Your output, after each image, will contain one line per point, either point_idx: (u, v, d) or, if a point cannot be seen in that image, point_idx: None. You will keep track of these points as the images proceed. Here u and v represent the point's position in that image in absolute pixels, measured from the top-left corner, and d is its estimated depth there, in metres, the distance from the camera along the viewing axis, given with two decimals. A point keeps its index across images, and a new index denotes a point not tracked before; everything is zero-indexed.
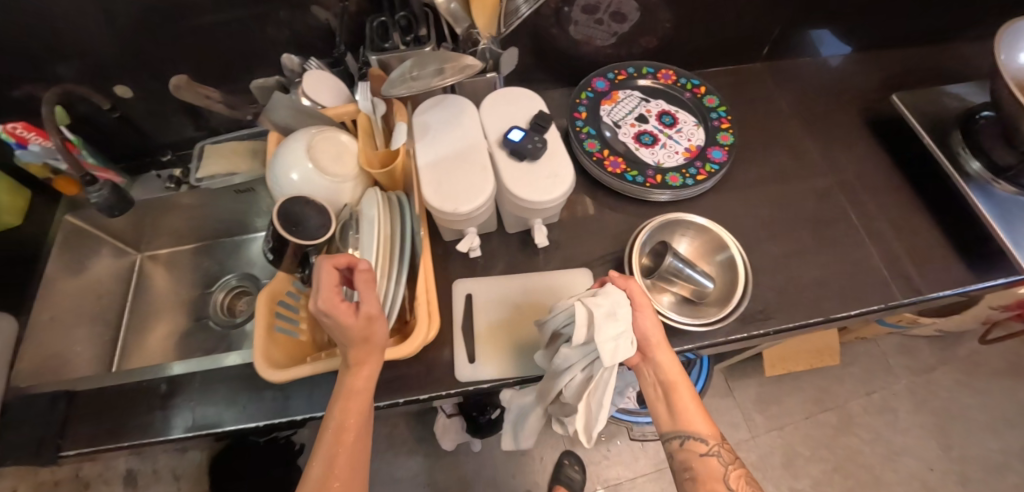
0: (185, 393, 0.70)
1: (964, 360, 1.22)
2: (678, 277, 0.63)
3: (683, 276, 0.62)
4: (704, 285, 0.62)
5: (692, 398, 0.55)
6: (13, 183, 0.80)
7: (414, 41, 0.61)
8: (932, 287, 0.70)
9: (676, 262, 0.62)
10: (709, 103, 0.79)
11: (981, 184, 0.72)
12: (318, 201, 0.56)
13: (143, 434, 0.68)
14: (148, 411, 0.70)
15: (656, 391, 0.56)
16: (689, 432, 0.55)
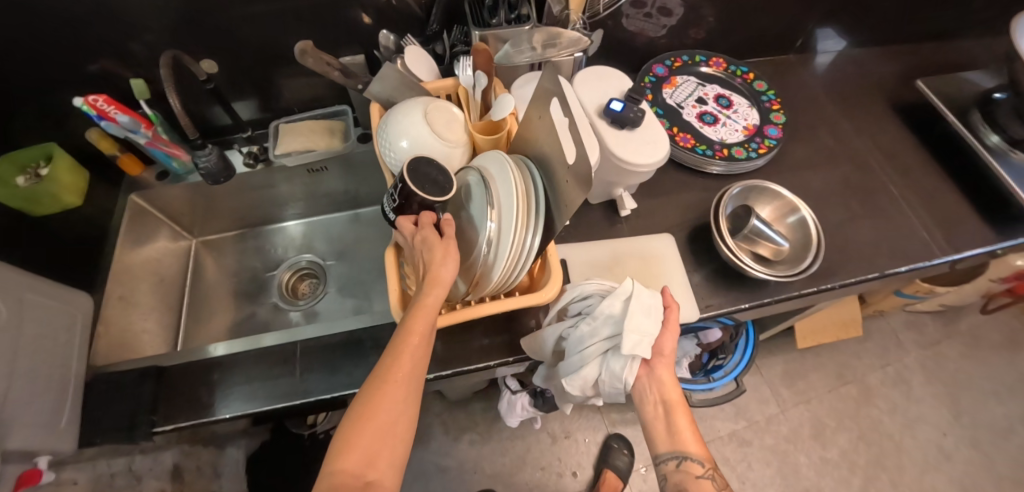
0: (282, 364, 0.66)
1: (963, 333, 1.33)
2: (760, 237, 0.68)
3: (765, 236, 0.68)
4: (781, 245, 0.68)
5: (689, 422, 0.59)
6: (73, 162, 0.75)
7: (516, 19, 0.66)
8: (968, 247, 0.79)
9: (760, 223, 0.68)
10: (758, 87, 0.86)
11: (1001, 154, 0.81)
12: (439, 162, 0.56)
13: (242, 406, 0.65)
14: (244, 382, 0.66)
15: (658, 411, 0.59)
16: (687, 455, 0.58)
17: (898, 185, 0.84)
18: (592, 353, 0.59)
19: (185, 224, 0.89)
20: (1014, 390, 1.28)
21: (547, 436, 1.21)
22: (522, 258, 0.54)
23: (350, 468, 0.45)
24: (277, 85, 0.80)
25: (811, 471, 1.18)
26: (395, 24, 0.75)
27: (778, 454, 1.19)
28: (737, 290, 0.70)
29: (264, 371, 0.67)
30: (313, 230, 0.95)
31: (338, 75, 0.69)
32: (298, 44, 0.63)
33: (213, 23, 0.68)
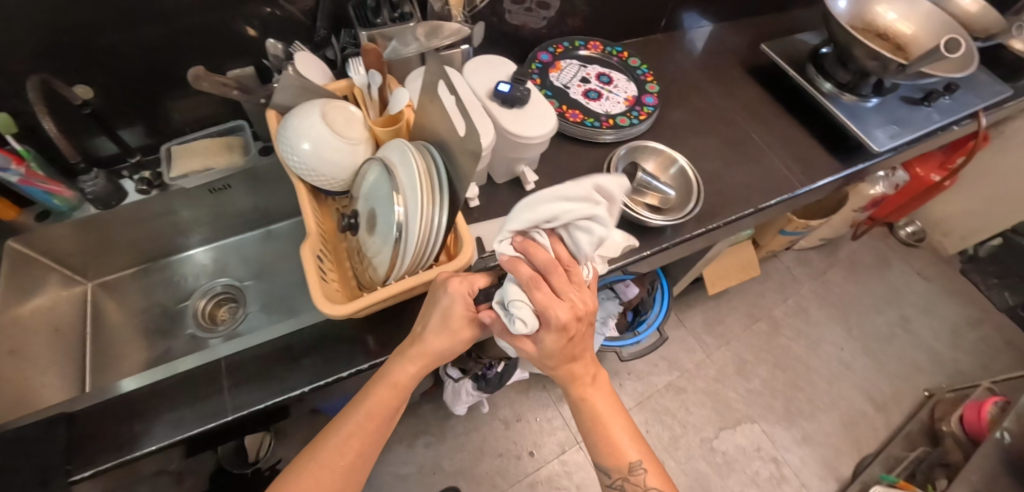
0: (207, 386, 0.64)
1: (843, 260, 1.53)
2: (649, 189, 0.76)
3: (653, 186, 0.77)
4: (668, 193, 0.77)
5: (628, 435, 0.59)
6: None
7: (400, 17, 0.70)
8: (821, 177, 0.93)
9: (645, 177, 0.77)
10: (633, 63, 0.96)
11: (833, 98, 0.96)
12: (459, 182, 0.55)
13: (168, 433, 0.61)
14: (165, 409, 0.63)
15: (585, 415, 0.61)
16: (605, 459, 0.59)
17: (761, 134, 0.97)
18: None
19: (77, 267, 0.83)
20: (888, 302, 1.49)
21: (500, 422, 1.24)
22: (433, 231, 0.57)
23: None
24: (165, 108, 0.78)
25: (741, 403, 1.30)
26: (282, 35, 0.76)
27: (711, 394, 1.31)
28: (637, 240, 0.78)
29: (187, 395, 0.64)
30: (226, 253, 0.93)
31: (237, 93, 0.67)
32: (191, 71, 0.61)
33: (86, 48, 0.66)
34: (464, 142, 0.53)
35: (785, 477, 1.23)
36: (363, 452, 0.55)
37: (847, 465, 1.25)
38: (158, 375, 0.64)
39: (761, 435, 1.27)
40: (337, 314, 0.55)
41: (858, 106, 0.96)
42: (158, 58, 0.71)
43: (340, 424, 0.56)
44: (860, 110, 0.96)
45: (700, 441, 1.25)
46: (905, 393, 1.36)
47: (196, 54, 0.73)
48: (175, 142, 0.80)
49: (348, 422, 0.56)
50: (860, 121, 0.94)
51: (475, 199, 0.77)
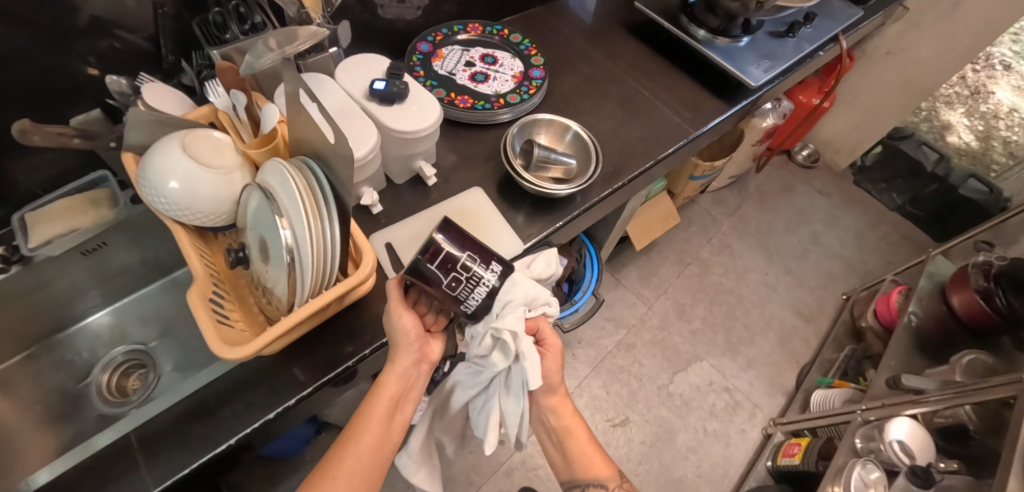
0: (118, 465, 0.58)
1: (753, 193, 1.63)
2: (548, 161, 0.77)
3: (552, 158, 0.77)
4: (568, 162, 0.77)
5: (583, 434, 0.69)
6: None
7: (252, 29, 0.65)
8: (710, 119, 0.97)
9: (543, 151, 0.77)
10: (514, 39, 0.96)
11: (707, 43, 1.00)
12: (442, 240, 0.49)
13: None
14: None
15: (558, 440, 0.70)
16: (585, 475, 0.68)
17: (650, 89, 1.00)
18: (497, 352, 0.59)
19: None
20: (798, 222, 1.60)
21: None
22: (328, 247, 0.55)
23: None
24: (7, 173, 0.69)
25: (687, 345, 1.36)
26: (129, 69, 0.69)
27: (659, 343, 1.36)
28: (546, 214, 0.79)
29: (96, 481, 0.57)
30: (123, 317, 0.85)
31: (79, 142, 0.60)
32: (14, 126, 0.54)
33: None
34: (336, 150, 0.51)
35: (739, 403, 1.30)
36: (374, 463, 0.57)
37: (791, 377, 1.34)
38: (59, 465, 0.56)
39: (711, 370, 1.34)
40: (239, 356, 0.51)
41: (731, 46, 1.01)
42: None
43: (351, 436, 0.58)
44: (734, 50, 1.01)
45: (658, 389, 1.30)
46: (827, 301, 1.47)
47: (28, 109, 0.65)
48: (28, 211, 0.71)
49: (365, 431, 0.58)
50: (736, 60, 0.99)
51: (376, 205, 0.74)
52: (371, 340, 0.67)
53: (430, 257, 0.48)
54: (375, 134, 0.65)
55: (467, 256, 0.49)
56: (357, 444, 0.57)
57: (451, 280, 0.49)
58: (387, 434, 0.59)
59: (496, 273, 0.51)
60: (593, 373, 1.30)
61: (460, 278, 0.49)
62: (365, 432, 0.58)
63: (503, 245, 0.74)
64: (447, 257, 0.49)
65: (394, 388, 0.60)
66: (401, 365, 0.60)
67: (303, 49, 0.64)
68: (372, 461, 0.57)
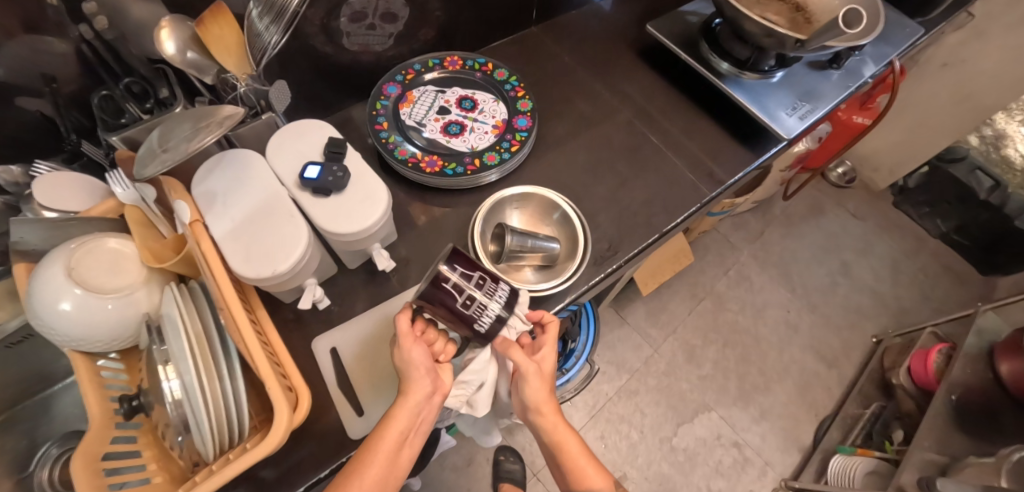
0: None
1: (779, 216, 1.47)
2: (524, 250, 0.64)
3: (531, 247, 0.64)
4: (550, 249, 0.65)
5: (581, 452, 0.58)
6: None
7: (158, 105, 0.54)
8: (730, 173, 0.83)
9: (517, 238, 0.64)
10: (500, 76, 0.81)
11: (733, 79, 0.85)
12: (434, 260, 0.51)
13: None
14: None
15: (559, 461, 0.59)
16: None
17: (659, 134, 0.86)
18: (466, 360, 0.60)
19: None
20: (829, 250, 1.44)
21: (448, 469, 1.16)
22: (223, 405, 0.46)
23: None
24: None
25: (695, 393, 1.25)
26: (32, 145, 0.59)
27: (664, 390, 1.25)
28: None
29: None
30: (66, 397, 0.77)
31: None
32: None
33: None
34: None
35: (748, 460, 1.19)
36: None
37: (808, 432, 1.22)
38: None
39: (720, 421, 1.22)
40: None
41: (759, 83, 0.85)
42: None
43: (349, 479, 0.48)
44: (763, 87, 0.85)
45: (659, 442, 1.20)
46: (855, 343, 1.33)
47: None
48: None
49: (371, 466, 0.49)
50: (763, 101, 0.83)
51: (324, 300, 0.64)
52: (302, 476, 0.56)
53: (446, 273, 0.50)
54: (306, 238, 0.54)
55: (480, 273, 0.52)
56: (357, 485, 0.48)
57: (466, 299, 0.50)
58: (393, 474, 0.50)
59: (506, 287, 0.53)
60: (589, 423, 1.20)
61: (475, 295, 0.50)
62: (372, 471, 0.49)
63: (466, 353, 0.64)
64: (463, 274, 0.50)
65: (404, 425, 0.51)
66: (414, 400, 0.52)
67: (202, 149, 0.47)
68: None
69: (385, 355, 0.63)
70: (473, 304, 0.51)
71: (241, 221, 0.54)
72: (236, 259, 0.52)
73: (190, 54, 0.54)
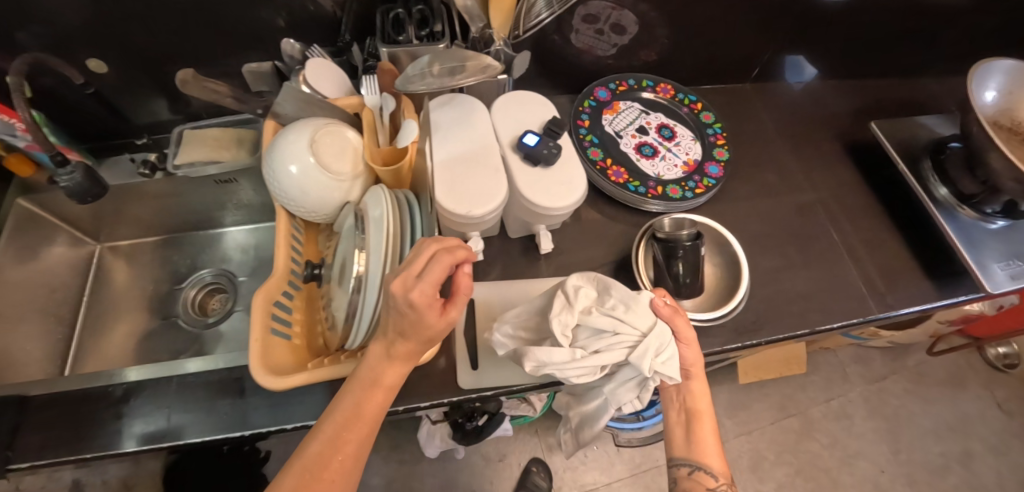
0: (138, 401, 0.64)
1: (910, 369, 1.32)
2: (678, 257, 0.63)
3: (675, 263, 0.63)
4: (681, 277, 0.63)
5: (713, 433, 0.58)
6: None
7: (428, 37, 0.60)
8: (903, 303, 0.76)
9: (677, 253, 0.63)
10: (705, 119, 0.82)
11: (947, 208, 0.78)
12: (680, 266, 0.63)
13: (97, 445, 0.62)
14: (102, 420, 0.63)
15: (680, 413, 0.60)
16: (696, 462, 0.57)
17: (842, 235, 0.80)
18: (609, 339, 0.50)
19: (87, 228, 0.87)
20: (955, 430, 1.27)
21: (480, 456, 1.17)
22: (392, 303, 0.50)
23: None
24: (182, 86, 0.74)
25: None
26: (312, 35, 0.70)
27: None
28: None
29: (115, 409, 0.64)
30: (228, 242, 0.92)
31: (232, 102, 0.61)
32: (180, 74, 0.54)
33: (100, 22, 0.63)
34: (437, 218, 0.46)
35: None
36: (354, 461, 0.42)
37: None
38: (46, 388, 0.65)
39: None
40: (273, 386, 0.48)
41: (976, 224, 0.77)
42: (158, 33, 0.66)
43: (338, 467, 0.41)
44: (979, 230, 0.77)
45: None
46: None
47: (212, 38, 0.68)
48: (19, 139, 0.69)
49: (355, 424, 0.43)
50: (975, 245, 0.76)
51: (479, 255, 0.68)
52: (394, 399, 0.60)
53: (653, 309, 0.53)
54: (502, 197, 0.57)
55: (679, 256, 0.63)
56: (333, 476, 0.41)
57: (676, 266, 0.63)
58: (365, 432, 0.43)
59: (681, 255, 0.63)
60: (629, 479, 1.16)
61: (676, 265, 0.63)
62: (351, 435, 0.42)
63: None
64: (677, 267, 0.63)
65: (412, 344, 0.44)
66: (405, 379, 0.45)
67: (459, 88, 0.55)
68: (349, 465, 0.42)
69: None
70: (678, 263, 0.63)
71: (453, 156, 0.59)
72: (440, 186, 0.56)
73: (469, 2, 0.60)
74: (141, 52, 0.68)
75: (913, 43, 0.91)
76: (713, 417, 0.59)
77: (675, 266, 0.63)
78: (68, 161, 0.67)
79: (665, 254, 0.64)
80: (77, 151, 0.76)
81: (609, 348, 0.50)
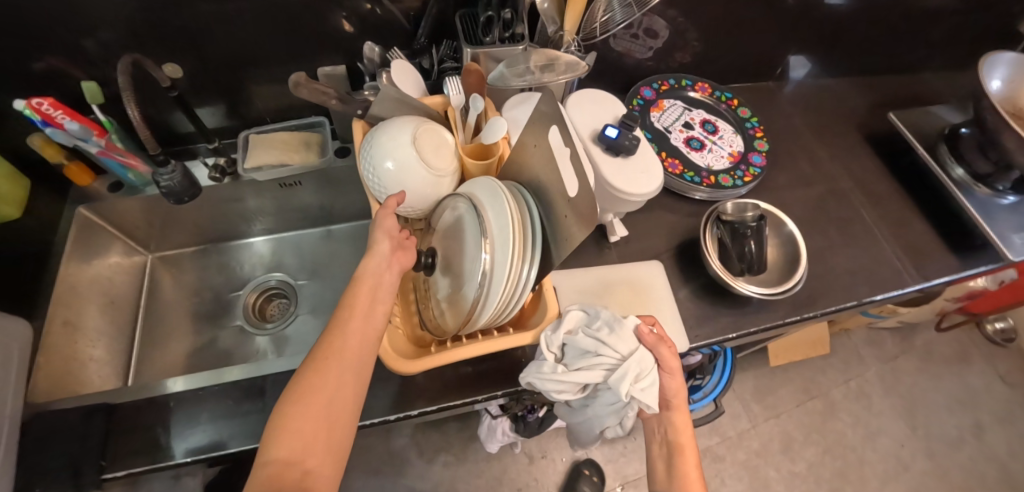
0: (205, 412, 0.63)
1: (918, 347, 1.40)
2: (748, 236, 0.68)
3: (743, 242, 0.68)
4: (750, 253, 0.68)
5: (696, 466, 0.60)
6: (11, 168, 0.71)
7: (511, 38, 0.65)
8: (935, 275, 0.82)
9: (745, 232, 0.69)
10: (742, 114, 0.88)
11: (965, 187, 0.86)
12: (750, 244, 0.68)
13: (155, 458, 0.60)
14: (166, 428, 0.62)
15: (662, 445, 0.62)
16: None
17: (874, 216, 0.87)
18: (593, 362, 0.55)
19: (142, 239, 0.86)
20: (964, 403, 1.35)
21: (524, 453, 1.19)
22: (518, 289, 0.52)
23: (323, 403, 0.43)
24: (249, 93, 0.76)
25: (781, 484, 1.21)
26: (382, 41, 0.73)
27: (749, 468, 1.22)
28: (717, 314, 0.71)
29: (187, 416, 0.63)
30: (281, 249, 0.94)
31: (335, 103, 0.65)
32: (292, 76, 0.59)
33: (184, 28, 0.65)
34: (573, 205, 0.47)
35: None
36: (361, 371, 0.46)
37: None
38: (126, 395, 0.64)
39: None
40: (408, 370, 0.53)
41: (992, 201, 0.85)
42: (238, 41, 0.68)
43: (344, 346, 0.46)
44: (995, 206, 0.85)
45: None
46: None
47: (287, 45, 0.70)
48: (94, 144, 0.69)
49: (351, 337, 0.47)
50: (995, 219, 0.83)
51: None
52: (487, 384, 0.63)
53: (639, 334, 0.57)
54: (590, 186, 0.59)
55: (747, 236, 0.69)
56: (342, 356, 0.46)
57: (745, 245, 0.68)
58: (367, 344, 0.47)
59: (748, 236, 0.69)
60: None
61: (745, 244, 0.68)
62: (349, 348, 0.46)
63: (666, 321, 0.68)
64: (745, 246, 0.68)
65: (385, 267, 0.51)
66: (384, 275, 0.51)
67: (553, 85, 0.61)
68: (354, 373, 0.46)
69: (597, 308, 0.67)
70: (747, 242, 0.68)
71: None
72: None
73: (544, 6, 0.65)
74: (217, 59, 0.70)
75: (917, 41, 1.00)
76: (695, 451, 0.61)
77: (745, 244, 0.68)
78: (169, 161, 0.71)
79: (731, 234, 0.70)
80: (142, 159, 0.78)
81: (593, 368, 0.55)
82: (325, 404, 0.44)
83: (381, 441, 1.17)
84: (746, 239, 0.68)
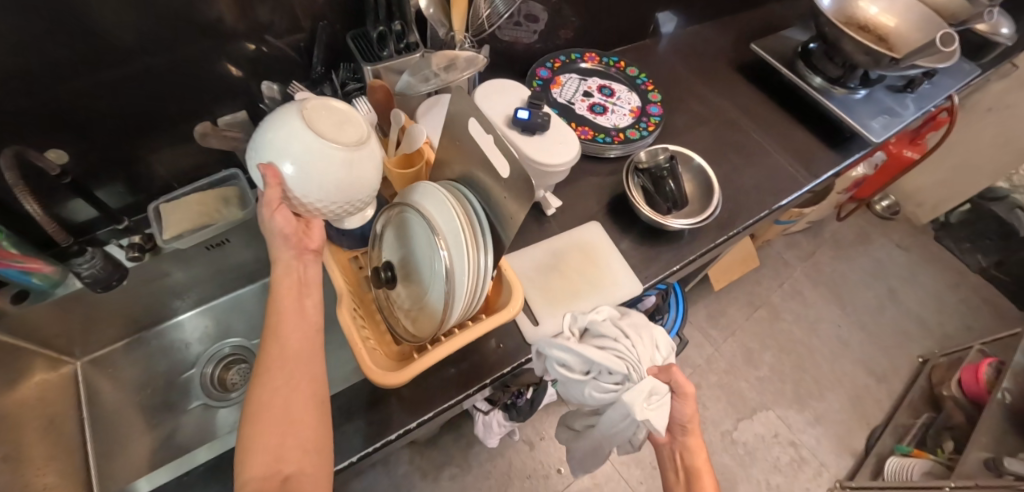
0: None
1: (828, 240, 1.59)
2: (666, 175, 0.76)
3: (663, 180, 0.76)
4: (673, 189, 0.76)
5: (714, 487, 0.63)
6: None
7: (406, 48, 0.67)
8: (822, 171, 0.95)
9: (663, 173, 0.76)
10: (631, 73, 0.95)
11: (825, 91, 0.98)
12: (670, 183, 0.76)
13: None
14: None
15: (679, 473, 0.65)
16: None
17: (763, 134, 0.98)
18: (609, 347, 0.59)
19: (64, 346, 0.78)
20: (875, 275, 1.54)
21: (522, 440, 1.22)
22: (481, 277, 0.54)
23: (288, 411, 0.41)
24: (148, 161, 0.72)
25: (754, 392, 1.33)
26: (276, 79, 0.72)
27: (723, 387, 1.33)
28: (658, 253, 0.77)
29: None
30: (226, 314, 0.91)
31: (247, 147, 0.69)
32: (199, 128, 0.64)
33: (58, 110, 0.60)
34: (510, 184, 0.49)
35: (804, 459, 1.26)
36: (309, 367, 0.44)
37: (860, 440, 1.29)
38: None
39: (777, 421, 1.30)
40: (396, 382, 0.54)
41: (848, 98, 0.98)
42: (122, 112, 0.64)
43: (289, 343, 0.44)
44: (852, 102, 0.98)
45: (721, 434, 1.26)
46: (901, 362, 1.41)
47: (178, 104, 0.68)
48: None
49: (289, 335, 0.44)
50: (853, 113, 0.96)
51: None
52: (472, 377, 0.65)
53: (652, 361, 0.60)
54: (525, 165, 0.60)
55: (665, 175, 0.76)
56: (288, 358, 0.43)
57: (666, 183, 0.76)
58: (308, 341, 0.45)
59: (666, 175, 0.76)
60: None
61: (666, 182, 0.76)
62: (291, 347, 0.44)
63: (617, 271, 0.74)
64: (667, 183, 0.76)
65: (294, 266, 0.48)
66: (307, 267, 0.49)
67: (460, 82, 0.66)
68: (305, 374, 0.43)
69: (552, 278, 0.72)
70: (666, 180, 0.76)
71: None
72: None
73: (431, 11, 0.67)
74: (104, 135, 0.65)
75: None
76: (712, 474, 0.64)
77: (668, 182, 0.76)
78: (87, 248, 0.69)
79: (652, 178, 0.77)
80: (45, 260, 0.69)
81: (606, 351, 0.59)
82: (284, 405, 0.41)
83: (380, 475, 1.15)
84: (665, 179, 0.76)
